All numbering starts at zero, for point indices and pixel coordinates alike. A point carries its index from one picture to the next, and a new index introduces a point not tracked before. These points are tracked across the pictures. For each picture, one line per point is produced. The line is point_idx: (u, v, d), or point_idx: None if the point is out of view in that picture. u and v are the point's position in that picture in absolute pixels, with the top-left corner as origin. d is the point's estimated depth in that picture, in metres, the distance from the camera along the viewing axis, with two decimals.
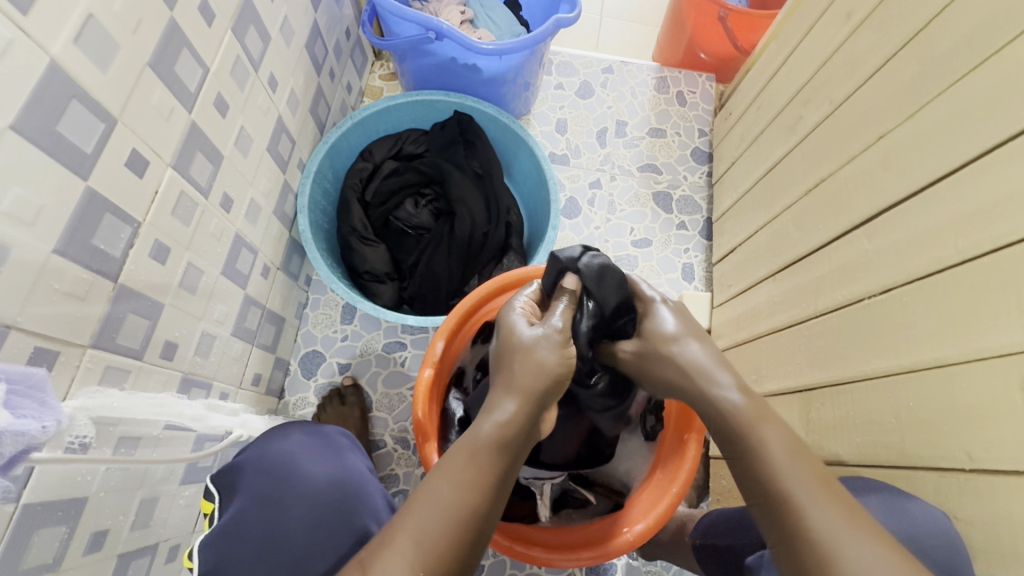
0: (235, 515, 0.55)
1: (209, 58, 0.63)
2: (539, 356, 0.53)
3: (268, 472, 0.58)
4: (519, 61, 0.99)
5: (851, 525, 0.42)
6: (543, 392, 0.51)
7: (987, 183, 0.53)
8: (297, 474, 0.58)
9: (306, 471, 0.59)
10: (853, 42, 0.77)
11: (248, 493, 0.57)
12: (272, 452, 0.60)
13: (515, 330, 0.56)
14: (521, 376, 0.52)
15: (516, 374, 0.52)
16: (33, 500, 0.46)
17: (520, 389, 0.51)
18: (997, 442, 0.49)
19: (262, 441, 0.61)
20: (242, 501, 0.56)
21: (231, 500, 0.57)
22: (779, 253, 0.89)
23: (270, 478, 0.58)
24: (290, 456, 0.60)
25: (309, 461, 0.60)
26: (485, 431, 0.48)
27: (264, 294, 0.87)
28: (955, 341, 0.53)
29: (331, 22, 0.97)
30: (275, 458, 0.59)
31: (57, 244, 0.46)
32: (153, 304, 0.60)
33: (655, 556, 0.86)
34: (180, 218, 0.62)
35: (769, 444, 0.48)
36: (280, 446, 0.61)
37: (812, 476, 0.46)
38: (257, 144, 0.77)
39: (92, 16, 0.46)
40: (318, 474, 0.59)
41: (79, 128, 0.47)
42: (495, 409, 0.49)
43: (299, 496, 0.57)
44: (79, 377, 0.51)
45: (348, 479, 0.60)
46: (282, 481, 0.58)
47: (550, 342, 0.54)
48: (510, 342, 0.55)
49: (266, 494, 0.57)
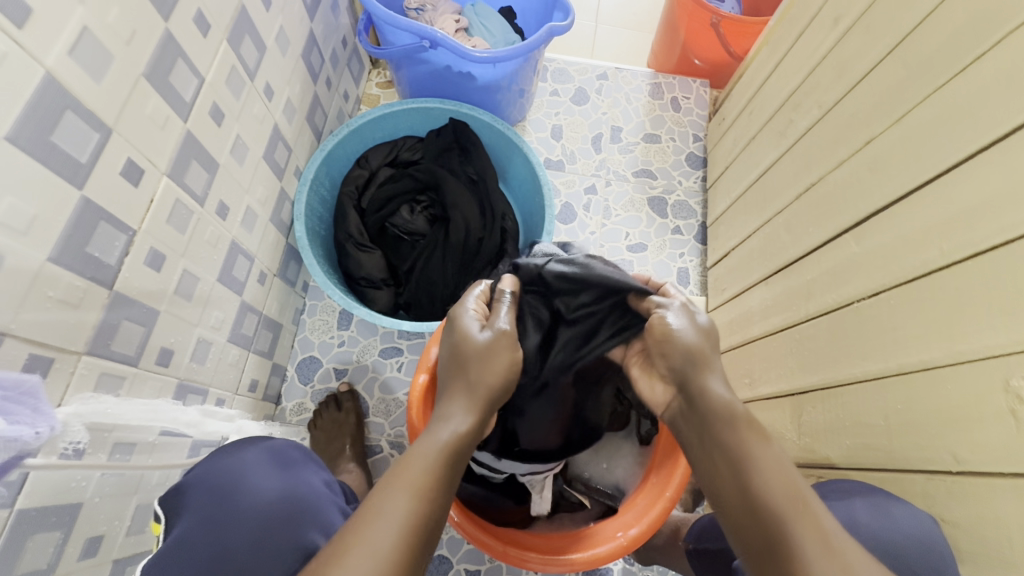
0: (179, 537, 0.54)
1: (204, 67, 0.64)
2: (494, 365, 0.56)
3: (213, 490, 0.57)
4: (513, 68, 1.00)
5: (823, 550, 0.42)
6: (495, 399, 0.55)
7: (972, 187, 0.53)
8: (243, 490, 0.57)
9: (254, 487, 0.58)
10: (842, 47, 0.78)
11: (193, 512, 0.56)
12: (219, 470, 0.59)
13: (468, 335, 0.58)
14: (477, 385, 0.54)
15: (469, 383, 0.55)
16: (27, 506, 0.47)
17: (479, 394, 0.54)
18: (984, 444, 0.49)
19: (212, 458, 0.61)
20: (187, 521, 0.55)
21: (175, 520, 0.56)
22: (771, 256, 0.89)
23: (214, 496, 0.57)
24: (238, 472, 0.59)
25: (257, 477, 0.59)
26: (441, 439, 0.50)
27: (261, 300, 0.88)
28: (942, 344, 0.54)
29: (327, 31, 0.98)
30: (222, 475, 0.59)
31: (51, 253, 0.47)
32: (148, 311, 0.60)
33: (651, 562, 0.86)
34: (175, 226, 0.62)
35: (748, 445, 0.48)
36: (229, 462, 0.60)
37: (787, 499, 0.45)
38: (253, 152, 0.78)
39: (86, 29, 0.47)
40: (267, 490, 0.58)
41: (74, 138, 0.48)
42: (450, 420, 0.52)
43: (246, 514, 0.56)
44: (74, 383, 0.51)
45: (299, 495, 0.59)
46: (228, 497, 0.57)
47: (503, 344, 0.58)
48: (468, 348, 0.57)
49: (210, 512, 0.56)
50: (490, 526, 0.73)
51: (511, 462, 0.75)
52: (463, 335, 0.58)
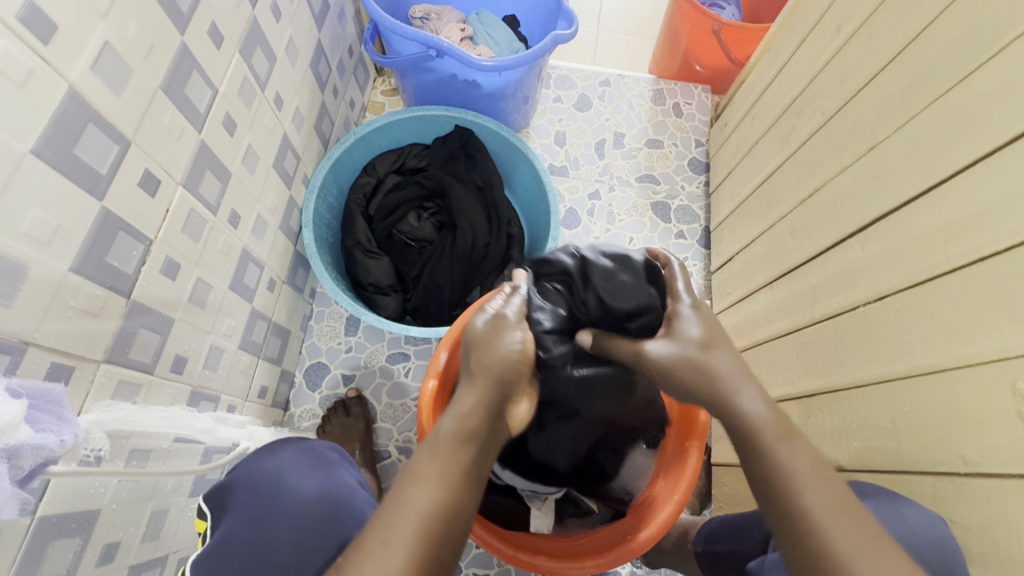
0: (225, 533, 0.56)
1: (218, 79, 0.65)
2: (500, 350, 0.55)
3: (256, 490, 0.59)
4: (518, 76, 1.02)
5: (873, 552, 0.41)
6: (501, 381, 0.53)
7: (975, 192, 0.54)
8: (286, 489, 0.59)
9: (294, 486, 0.60)
10: (844, 55, 0.79)
11: (237, 511, 0.57)
12: (261, 470, 0.61)
13: (472, 325, 0.59)
14: (480, 370, 0.54)
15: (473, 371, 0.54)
16: (48, 513, 0.47)
17: (481, 378, 0.53)
18: (991, 446, 0.50)
19: (251, 459, 0.63)
20: (232, 519, 0.57)
21: (221, 520, 0.58)
22: (775, 260, 0.90)
23: (257, 495, 0.59)
24: (278, 472, 0.61)
25: (297, 476, 0.61)
26: (447, 426, 0.50)
27: (270, 307, 0.89)
28: (947, 347, 0.55)
29: (334, 41, 0.99)
30: (263, 474, 0.60)
31: (73, 263, 0.48)
32: (164, 318, 0.61)
33: (659, 565, 0.86)
34: (189, 235, 0.63)
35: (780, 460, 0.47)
36: (268, 462, 0.62)
37: (833, 502, 0.44)
38: (264, 161, 0.79)
39: (108, 44, 0.48)
40: (306, 489, 0.60)
41: (96, 150, 0.49)
42: (456, 404, 0.52)
43: (288, 513, 0.58)
44: (94, 391, 0.52)
45: (338, 493, 0.61)
46: (271, 496, 0.59)
47: (503, 327, 0.58)
48: (471, 334, 0.57)
49: (255, 510, 0.57)
50: (501, 530, 0.74)
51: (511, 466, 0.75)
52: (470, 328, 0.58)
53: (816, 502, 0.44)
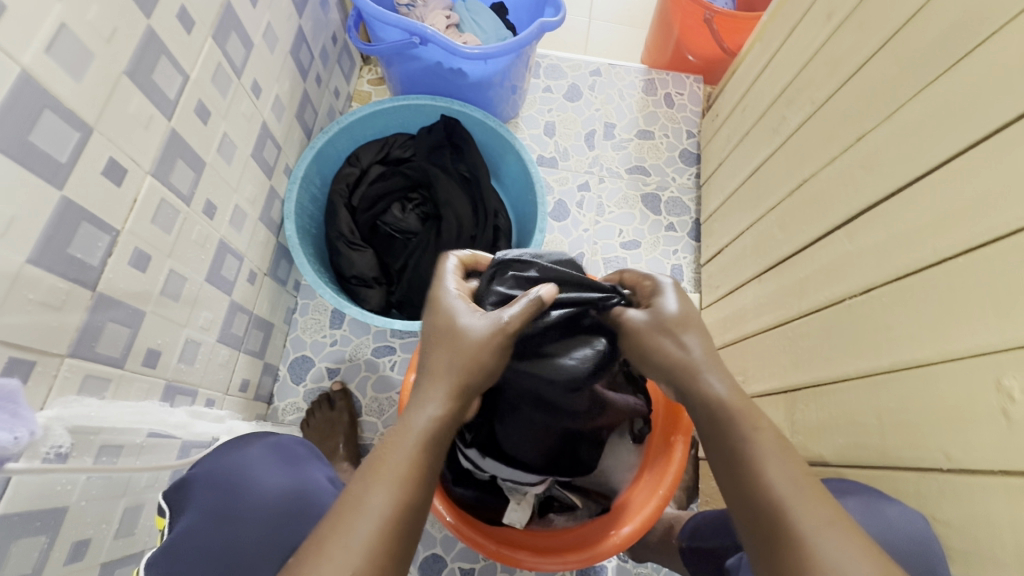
0: (184, 531, 0.54)
1: (189, 65, 0.63)
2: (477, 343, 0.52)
3: (217, 486, 0.57)
4: (505, 64, 0.99)
5: (835, 525, 0.41)
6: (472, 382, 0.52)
7: (964, 183, 0.53)
8: (252, 486, 0.58)
9: (260, 482, 0.59)
10: (834, 44, 0.77)
11: (198, 507, 0.56)
12: (226, 465, 0.59)
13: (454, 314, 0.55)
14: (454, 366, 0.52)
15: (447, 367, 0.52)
16: (10, 511, 0.46)
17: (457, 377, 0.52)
18: (975, 442, 0.49)
19: (214, 455, 0.61)
20: (192, 516, 0.55)
21: (180, 515, 0.56)
22: (764, 253, 0.89)
23: (219, 491, 0.57)
24: (244, 468, 0.59)
25: (263, 473, 0.59)
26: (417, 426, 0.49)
27: (251, 300, 0.87)
28: (932, 341, 0.54)
29: (317, 28, 0.97)
30: (228, 471, 0.59)
31: (31, 254, 0.46)
32: (134, 312, 0.60)
33: (644, 559, 0.86)
34: (160, 226, 0.62)
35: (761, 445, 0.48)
36: (233, 458, 0.60)
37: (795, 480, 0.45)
38: (241, 150, 0.77)
39: (64, 26, 0.46)
40: (273, 486, 0.59)
41: (53, 137, 0.47)
42: (427, 405, 0.50)
43: (253, 509, 0.57)
44: (57, 387, 0.50)
45: (306, 490, 0.60)
46: (234, 492, 0.57)
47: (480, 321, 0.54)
48: (451, 324, 0.54)
49: (216, 506, 0.56)
50: (484, 525, 0.74)
51: (494, 461, 0.70)
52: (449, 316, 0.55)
53: (786, 490, 0.44)
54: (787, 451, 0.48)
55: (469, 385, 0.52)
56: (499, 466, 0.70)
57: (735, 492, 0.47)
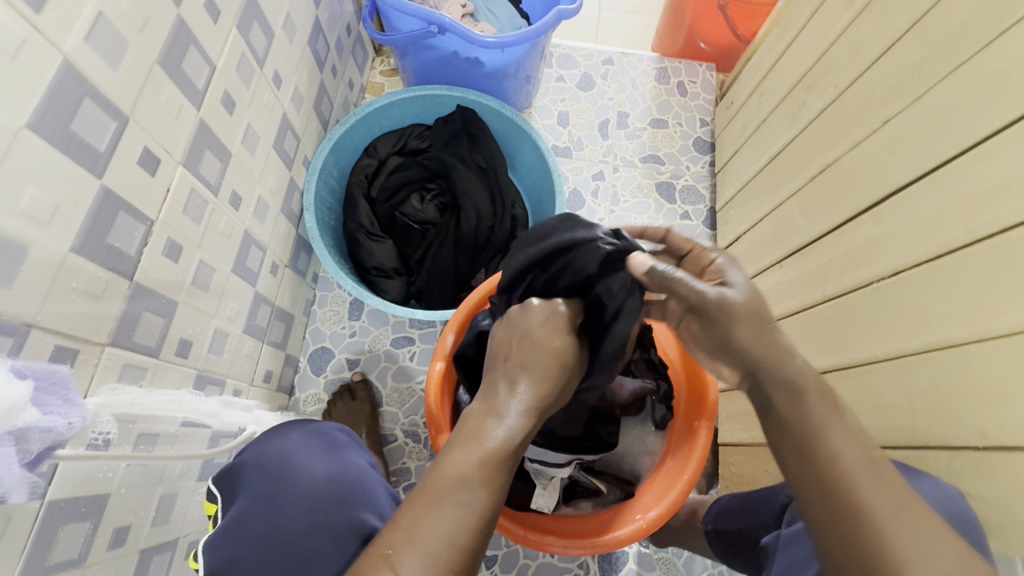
0: (239, 513, 0.56)
1: (215, 55, 0.63)
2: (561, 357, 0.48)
3: (265, 471, 0.58)
4: (521, 53, 0.99)
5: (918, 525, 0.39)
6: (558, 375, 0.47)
7: (997, 163, 0.53)
8: (296, 470, 0.58)
9: (305, 466, 0.59)
10: (856, 28, 0.77)
11: (249, 491, 0.57)
12: (271, 452, 0.60)
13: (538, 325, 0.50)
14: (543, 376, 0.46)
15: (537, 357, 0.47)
16: (58, 497, 0.47)
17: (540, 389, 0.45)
18: (1008, 421, 0.49)
19: (260, 441, 0.62)
20: (244, 499, 0.57)
21: (234, 500, 0.58)
22: (784, 239, 0.89)
23: (267, 475, 0.58)
24: (286, 454, 0.60)
25: (307, 458, 0.60)
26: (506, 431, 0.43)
27: (274, 291, 0.87)
28: (964, 323, 0.54)
29: (332, 19, 0.96)
30: (273, 456, 0.60)
31: (73, 244, 0.47)
32: (167, 302, 0.60)
33: (667, 543, 0.87)
34: (191, 216, 0.62)
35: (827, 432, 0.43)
36: (278, 443, 0.61)
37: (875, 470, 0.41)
38: (264, 141, 0.77)
39: (101, 15, 0.46)
40: (318, 471, 0.59)
41: (92, 127, 0.47)
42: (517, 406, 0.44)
43: (300, 492, 0.57)
44: (99, 375, 0.51)
45: (349, 475, 0.60)
46: (280, 476, 0.58)
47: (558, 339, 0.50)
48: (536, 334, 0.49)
49: (265, 490, 0.57)
50: (509, 510, 0.74)
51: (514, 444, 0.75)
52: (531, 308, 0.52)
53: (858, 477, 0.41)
54: (860, 435, 0.43)
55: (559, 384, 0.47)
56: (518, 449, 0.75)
57: (808, 482, 0.42)
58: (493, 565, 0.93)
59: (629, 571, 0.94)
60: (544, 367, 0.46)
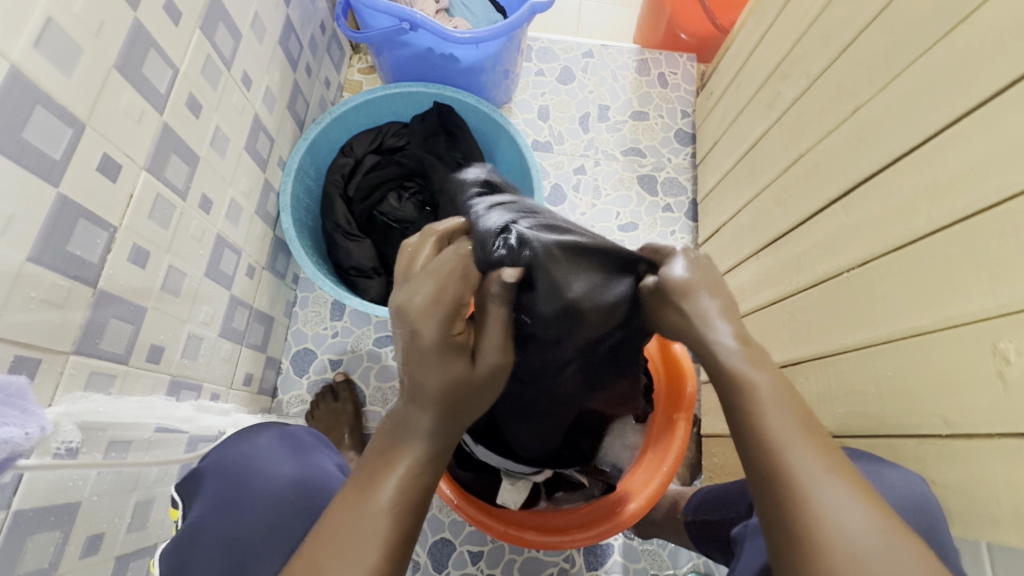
0: (193, 520, 0.55)
1: (178, 58, 0.62)
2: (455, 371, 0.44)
3: (226, 475, 0.59)
4: (497, 48, 0.98)
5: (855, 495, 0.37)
6: (455, 390, 0.44)
7: (959, 152, 0.53)
8: (258, 474, 0.59)
9: (268, 469, 0.60)
10: (827, 16, 0.77)
11: (207, 496, 0.57)
12: (234, 456, 0.61)
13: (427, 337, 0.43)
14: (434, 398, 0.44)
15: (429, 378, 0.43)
16: (24, 507, 0.47)
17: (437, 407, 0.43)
18: (971, 407, 0.50)
19: (223, 446, 0.63)
20: (202, 505, 0.57)
21: (192, 505, 0.57)
22: (761, 230, 0.89)
23: (229, 480, 0.58)
24: (249, 458, 0.61)
25: (271, 461, 0.61)
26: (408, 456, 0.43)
27: (251, 294, 0.87)
28: (929, 310, 0.54)
29: (304, 17, 0.95)
30: (236, 460, 0.60)
31: (31, 253, 0.46)
32: (135, 308, 0.60)
33: (650, 535, 0.87)
34: (158, 221, 0.62)
35: (758, 390, 0.43)
36: (242, 448, 0.62)
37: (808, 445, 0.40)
38: (234, 143, 0.77)
39: (51, 20, 0.46)
40: (280, 474, 0.60)
41: (47, 135, 0.47)
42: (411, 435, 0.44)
43: (261, 497, 0.58)
44: (64, 383, 0.51)
45: (312, 476, 0.61)
46: (241, 480, 0.58)
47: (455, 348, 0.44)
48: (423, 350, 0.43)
49: (226, 495, 0.57)
50: (489, 506, 0.74)
51: (484, 448, 0.72)
52: (422, 321, 0.42)
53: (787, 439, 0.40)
54: (795, 400, 0.43)
55: (459, 396, 0.44)
56: (489, 453, 0.72)
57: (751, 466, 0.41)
58: (479, 560, 0.93)
59: (614, 563, 0.94)
60: (437, 392, 0.43)
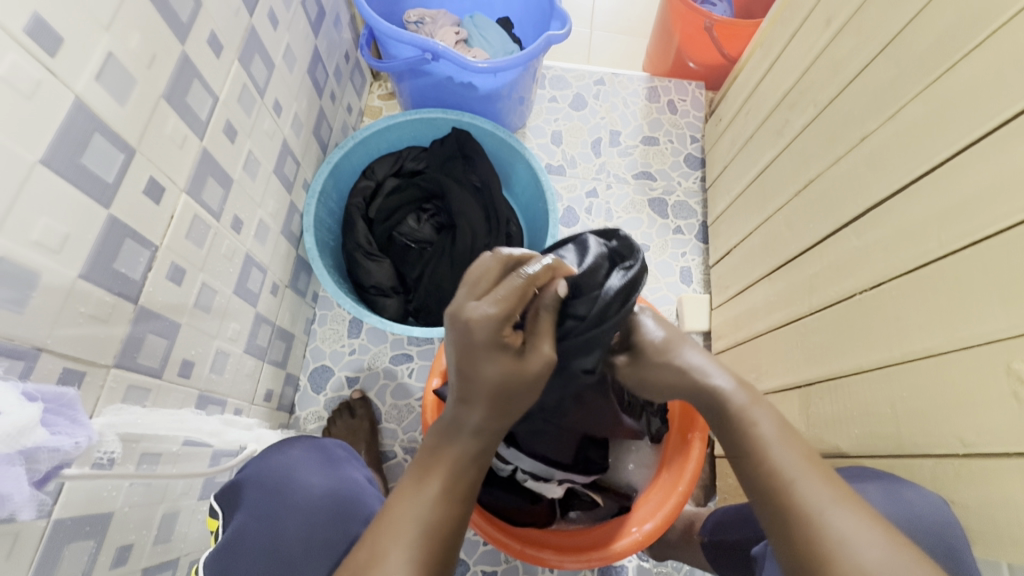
0: (237, 529, 0.57)
1: (218, 87, 0.66)
2: (519, 368, 0.47)
3: (265, 487, 0.60)
4: (514, 76, 1.03)
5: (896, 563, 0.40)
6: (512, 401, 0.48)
7: (964, 178, 0.55)
8: (294, 486, 0.60)
9: (299, 481, 0.61)
10: (833, 48, 0.80)
11: (249, 505, 0.58)
12: (273, 467, 0.62)
13: (477, 323, 0.44)
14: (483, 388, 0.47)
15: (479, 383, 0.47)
16: (64, 516, 0.48)
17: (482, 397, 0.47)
18: (987, 427, 0.50)
19: (258, 458, 0.63)
20: (243, 515, 0.58)
21: (232, 516, 0.58)
22: (772, 253, 0.91)
23: (267, 492, 0.60)
24: (285, 469, 0.62)
25: (305, 473, 0.62)
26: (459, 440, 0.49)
27: (274, 311, 0.90)
28: (942, 330, 0.56)
29: (330, 47, 1.00)
30: (274, 471, 0.62)
31: (82, 269, 0.49)
32: (170, 323, 0.62)
33: (665, 557, 0.87)
34: (193, 240, 0.64)
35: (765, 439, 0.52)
36: (279, 459, 0.63)
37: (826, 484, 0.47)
38: (264, 166, 0.80)
39: (112, 55, 0.49)
40: (314, 486, 0.61)
41: (101, 160, 0.50)
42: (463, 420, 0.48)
43: (299, 507, 0.59)
44: (104, 396, 0.53)
45: (346, 489, 0.62)
46: (280, 493, 0.60)
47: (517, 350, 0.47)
48: (476, 348, 0.45)
49: (265, 507, 0.58)
50: (507, 525, 0.75)
51: (515, 451, 0.71)
52: (471, 342, 0.45)
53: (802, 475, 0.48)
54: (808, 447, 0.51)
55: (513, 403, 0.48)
56: (521, 457, 0.71)
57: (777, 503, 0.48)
58: None
59: None
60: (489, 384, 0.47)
